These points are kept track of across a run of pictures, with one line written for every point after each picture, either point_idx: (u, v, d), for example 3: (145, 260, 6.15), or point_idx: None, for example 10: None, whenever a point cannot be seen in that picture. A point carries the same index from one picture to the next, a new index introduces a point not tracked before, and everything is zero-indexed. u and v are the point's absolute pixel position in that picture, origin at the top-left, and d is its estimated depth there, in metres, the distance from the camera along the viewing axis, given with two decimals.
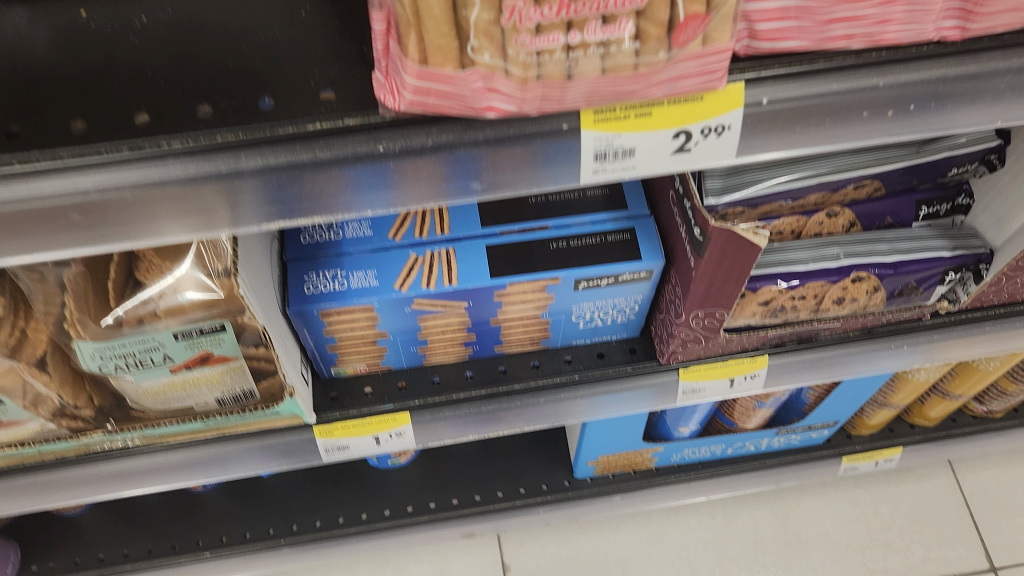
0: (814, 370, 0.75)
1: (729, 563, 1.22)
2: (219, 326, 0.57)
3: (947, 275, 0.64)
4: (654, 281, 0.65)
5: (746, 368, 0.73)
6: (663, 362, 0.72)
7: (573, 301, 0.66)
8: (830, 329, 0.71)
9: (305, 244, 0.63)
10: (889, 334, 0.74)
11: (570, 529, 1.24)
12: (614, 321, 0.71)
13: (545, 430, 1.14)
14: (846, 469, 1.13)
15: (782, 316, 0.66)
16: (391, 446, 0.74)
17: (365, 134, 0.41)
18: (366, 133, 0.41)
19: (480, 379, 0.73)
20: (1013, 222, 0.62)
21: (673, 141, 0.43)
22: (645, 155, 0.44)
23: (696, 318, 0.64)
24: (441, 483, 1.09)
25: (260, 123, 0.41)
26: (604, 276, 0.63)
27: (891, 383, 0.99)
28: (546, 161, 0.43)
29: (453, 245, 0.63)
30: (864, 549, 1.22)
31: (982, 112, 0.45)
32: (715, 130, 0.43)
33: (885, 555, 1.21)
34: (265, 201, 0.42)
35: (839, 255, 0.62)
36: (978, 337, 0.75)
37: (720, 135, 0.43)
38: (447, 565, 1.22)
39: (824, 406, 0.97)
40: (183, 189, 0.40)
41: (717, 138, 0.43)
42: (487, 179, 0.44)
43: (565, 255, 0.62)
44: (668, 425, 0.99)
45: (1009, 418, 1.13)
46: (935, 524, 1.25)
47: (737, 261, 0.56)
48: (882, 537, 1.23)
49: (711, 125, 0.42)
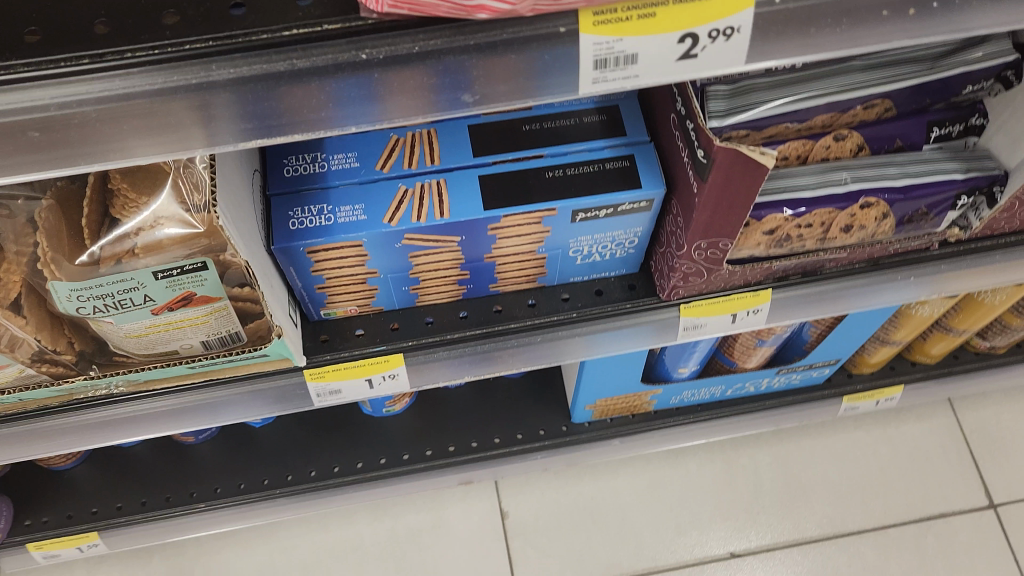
0: (819, 304, 0.73)
1: (729, 506, 1.21)
2: (200, 265, 0.54)
3: (959, 199, 0.62)
4: (654, 212, 0.63)
5: (749, 303, 0.71)
6: (664, 298, 0.70)
7: (571, 234, 0.64)
8: (837, 260, 0.69)
9: (289, 177, 0.60)
10: (896, 266, 0.72)
11: (569, 475, 1.23)
12: (611, 258, 0.69)
13: (543, 376, 1.12)
14: (847, 408, 1.12)
15: (787, 246, 0.63)
16: (384, 390, 0.72)
17: (347, 40, 0.38)
18: (348, 40, 0.38)
19: (476, 319, 0.71)
20: None
21: (678, 46, 0.41)
22: (648, 63, 0.41)
23: (699, 249, 0.62)
24: (438, 430, 1.08)
25: (231, 30, 0.38)
26: (603, 206, 0.60)
27: (894, 319, 0.97)
28: (542, 71, 0.40)
29: (444, 176, 0.60)
30: (863, 489, 1.22)
31: (1005, 11, 0.42)
32: (723, 33, 0.40)
33: (885, 495, 1.22)
34: (241, 117, 0.39)
35: (847, 179, 0.60)
36: (987, 266, 0.73)
37: (729, 39, 0.41)
38: (446, 514, 1.21)
39: (826, 344, 0.95)
40: (154, 107, 0.38)
41: (726, 42, 0.41)
42: (478, 93, 0.41)
43: (561, 184, 0.60)
44: (667, 367, 0.97)
45: (1012, 354, 1.12)
46: (934, 463, 1.24)
47: (743, 185, 0.53)
48: (882, 477, 1.23)
49: (719, 28, 0.40)
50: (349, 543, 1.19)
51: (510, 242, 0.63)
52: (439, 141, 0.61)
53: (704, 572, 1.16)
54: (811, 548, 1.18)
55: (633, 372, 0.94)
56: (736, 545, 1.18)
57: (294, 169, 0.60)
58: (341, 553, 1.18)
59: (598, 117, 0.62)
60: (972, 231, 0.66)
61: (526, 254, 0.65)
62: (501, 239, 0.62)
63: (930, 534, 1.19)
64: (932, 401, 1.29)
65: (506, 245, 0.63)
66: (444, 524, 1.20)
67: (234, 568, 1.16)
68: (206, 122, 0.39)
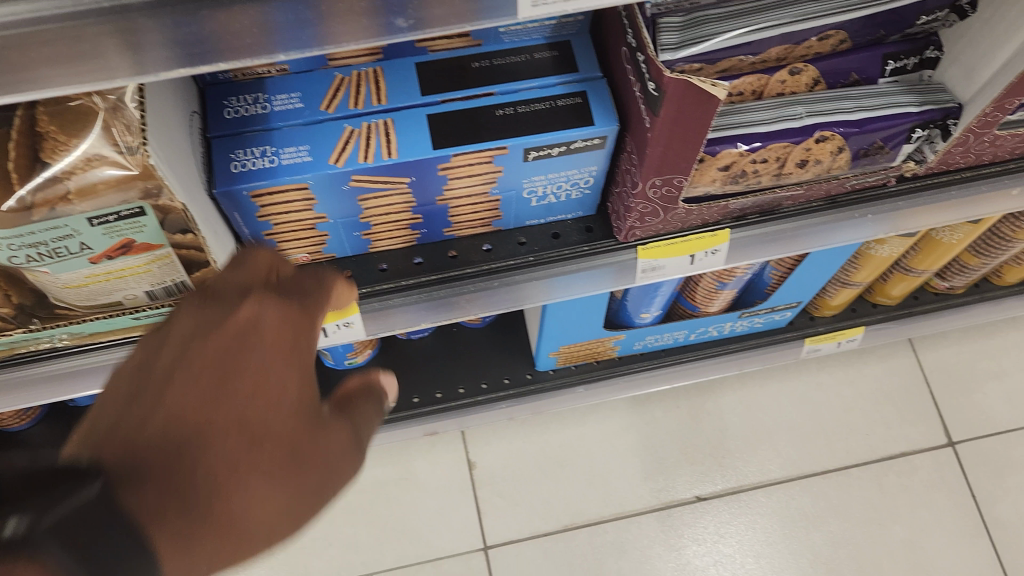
0: (778, 244, 0.72)
1: (694, 450, 1.22)
2: (138, 211, 0.52)
3: (913, 132, 0.61)
4: (608, 150, 0.61)
5: (707, 244, 0.70)
6: (622, 240, 0.69)
7: (524, 175, 0.62)
8: (793, 198, 0.68)
9: (229, 118, 0.58)
10: (852, 203, 0.72)
11: (535, 424, 1.24)
12: (566, 198, 0.68)
13: (505, 324, 1.11)
14: (809, 351, 1.12)
15: (742, 183, 0.62)
16: (340, 338, 0.71)
17: None
18: None
19: (430, 265, 0.69)
20: (982, 74, 0.59)
21: None
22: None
23: (654, 187, 0.61)
24: (401, 381, 1.07)
25: None
26: (556, 144, 0.59)
27: (855, 260, 0.97)
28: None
29: (391, 115, 0.58)
30: (825, 430, 1.24)
31: None
32: None
33: (846, 435, 1.23)
34: (165, 44, 0.38)
35: (803, 113, 0.59)
36: (945, 203, 0.73)
37: None
38: (413, 465, 1.21)
39: (787, 286, 0.95)
40: (71, 35, 0.36)
41: None
42: (416, 20, 0.40)
43: (512, 121, 0.58)
44: (629, 313, 0.96)
45: (971, 294, 1.13)
46: (895, 402, 1.26)
47: (695, 118, 0.52)
48: (844, 417, 1.25)
49: None
50: None
51: (462, 183, 0.61)
52: (386, 80, 0.60)
53: (670, 516, 1.18)
54: (775, 490, 1.20)
55: (595, 319, 0.94)
56: (701, 488, 1.20)
57: (235, 111, 0.58)
58: None
59: (549, 53, 0.61)
60: (926, 164, 0.66)
61: (479, 196, 0.64)
62: (452, 181, 0.61)
63: (890, 472, 1.21)
64: (893, 342, 1.30)
65: (458, 186, 0.62)
66: (411, 475, 1.20)
67: None
68: (131, 48, 0.38)
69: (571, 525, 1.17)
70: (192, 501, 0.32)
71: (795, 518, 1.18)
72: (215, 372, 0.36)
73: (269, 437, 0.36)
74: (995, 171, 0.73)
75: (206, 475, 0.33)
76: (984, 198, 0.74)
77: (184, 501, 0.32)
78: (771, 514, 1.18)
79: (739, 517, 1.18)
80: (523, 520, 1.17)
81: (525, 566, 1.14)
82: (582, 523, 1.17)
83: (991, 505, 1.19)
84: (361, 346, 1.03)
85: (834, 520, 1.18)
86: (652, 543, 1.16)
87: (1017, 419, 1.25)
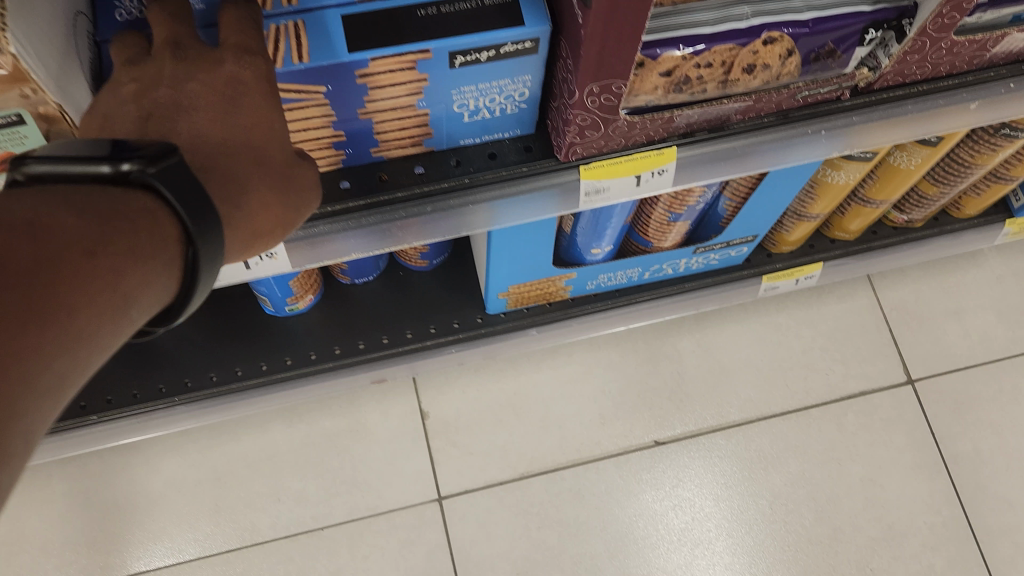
0: (729, 163, 0.69)
1: (652, 395, 1.20)
2: (15, 118, 0.48)
3: (866, 34, 0.58)
4: (542, 57, 0.57)
5: (653, 163, 0.66)
6: (562, 159, 0.65)
7: (452, 85, 0.58)
8: (743, 111, 0.64)
9: (120, 21, 0.53)
10: (805, 118, 0.68)
11: (490, 371, 1.20)
12: (500, 114, 0.64)
13: (455, 268, 1.07)
14: (766, 289, 1.10)
15: (686, 92, 0.58)
16: (265, 271, 0.66)
17: None
18: None
19: (359, 189, 0.65)
20: None
21: None
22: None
23: (592, 97, 0.56)
24: (346, 327, 1.03)
25: None
26: (483, 48, 0.54)
27: (813, 190, 0.93)
28: None
29: (302, 15, 0.53)
30: (785, 371, 1.22)
31: None
32: None
33: (805, 376, 1.22)
34: None
35: (748, 14, 0.55)
36: (900, 118, 0.70)
37: None
38: (363, 417, 1.17)
39: (742, 219, 0.92)
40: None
41: None
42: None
43: (436, 21, 0.53)
44: (580, 249, 0.93)
45: (929, 228, 1.11)
46: (855, 341, 1.24)
47: (631, 10, 0.47)
48: (803, 359, 1.23)
49: None
50: (263, 452, 1.14)
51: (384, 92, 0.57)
52: None
53: (628, 461, 1.15)
54: (734, 432, 1.18)
55: (544, 256, 0.90)
56: (659, 434, 1.17)
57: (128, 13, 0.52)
58: (255, 463, 1.13)
59: None
60: (880, 72, 0.63)
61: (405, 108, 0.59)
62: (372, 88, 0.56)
63: (850, 412, 1.19)
64: (852, 280, 1.28)
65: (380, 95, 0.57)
66: (362, 427, 1.16)
67: (143, 485, 1.11)
68: None
69: (526, 473, 1.14)
70: (205, 207, 0.41)
71: (754, 460, 1.16)
72: (217, 103, 0.48)
73: (277, 136, 0.49)
74: (952, 84, 0.69)
75: (239, 164, 0.46)
76: (942, 115, 0.71)
77: (199, 200, 0.41)
78: (730, 457, 1.16)
79: (698, 461, 1.16)
80: (477, 469, 1.14)
81: (481, 516, 1.12)
82: (538, 471, 1.15)
83: (949, 441, 1.18)
84: (302, 292, 0.98)
85: (793, 461, 1.16)
86: (609, 489, 1.14)
87: (975, 355, 1.24)
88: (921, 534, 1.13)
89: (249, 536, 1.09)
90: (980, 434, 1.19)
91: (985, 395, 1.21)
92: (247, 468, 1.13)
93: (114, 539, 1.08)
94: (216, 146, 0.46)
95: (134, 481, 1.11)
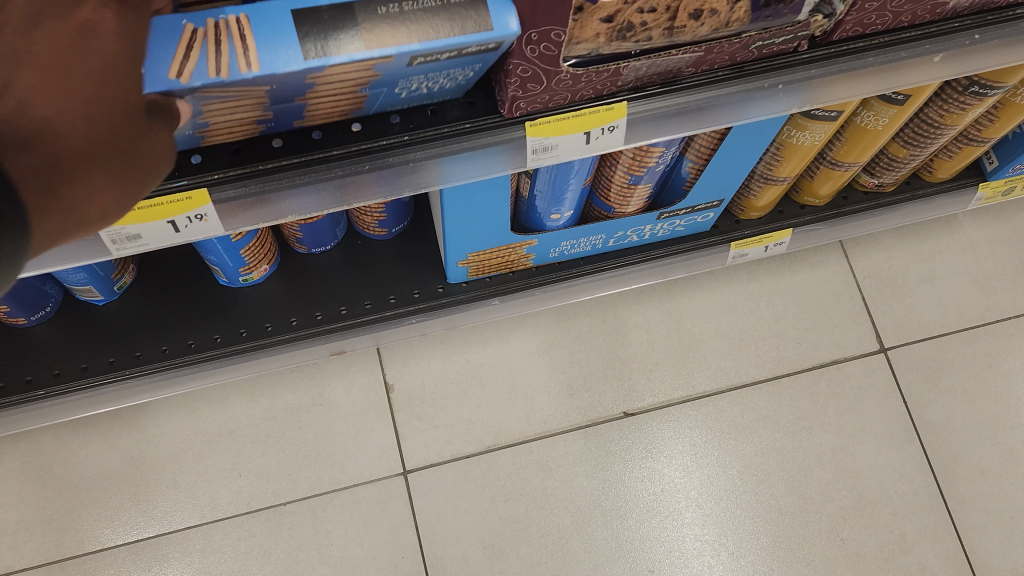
0: (683, 118, 0.66)
1: (621, 365, 1.18)
2: None
3: None
4: (498, 52, 0.53)
5: (602, 120, 0.63)
6: (507, 114, 0.62)
7: (406, 75, 0.54)
8: (694, 63, 0.61)
9: None
10: (762, 72, 0.65)
11: (456, 343, 1.17)
12: (440, 88, 0.60)
13: (415, 236, 1.04)
14: (735, 256, 1.08)
15: (630, 39, 0.55)
16: (196, 233, 0.63)
17: None
18: None
19: (292, 148, 0.62)
20: None
21: None
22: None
23: (530, 45, 0.53)
24: (302, 298, 1.00)
25: None
26: (445, 50, 0.50)
27: (779, 153, 0.91)
28: None
29: (245, 10, 0.47)
30: (757, 340, 1.20)
31: None
32: None
33: (777, 345, 1.20)
34: None
35: None
36: (861, 72, 0.67)
37: None
38: (326, 390, 1.14)
39: (705, 182, 0.89)
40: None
41: None
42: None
43: (396, 23, 0.48)
44: (539, 215, 0.90)
45: (900, 193, 1.09)
46: (828, 309, 1.22)
47: None
48: (775, 327, 1.21)
49: None
50: (223, 427, 1.11)
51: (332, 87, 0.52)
52: None
53: (597, 433, 1.13)
54: (705, 403, 1.16)
55: (500, 222, 0.87)
56: (629, 405, 1.15)
57: None
58: (214, 437, 1.11)
59: None
60: (836, 18, 0.61)
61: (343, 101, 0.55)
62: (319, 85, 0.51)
63: (821, 382, 1.18)
64: (824, 246, 1.25)
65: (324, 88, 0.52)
66: (325, 401, 1.14)
67: (98, 461, 1.08)
68: None
69: (493, 446, 1.12)
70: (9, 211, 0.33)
71: (725, 430, 1.14)
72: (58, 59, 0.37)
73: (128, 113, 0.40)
74: (915, 35, 0.67)
75: (66, 143, 0.37)
76: (903, 69, 0.68)
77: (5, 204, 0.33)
78: (700, 426, 1.14)
79: (668, 432, 1.14)
80: (443, 441, 1.12)
81: (447, 490, 1.10)
82: (505, 444, 1.12)
83: (922, 409, 1.17)
84: (255, 262, 0.95)
85: (764, 431, 1.15)
86: (579, 460, 1.12)
87: (948, 321, 1.22)
88: (892, 503, 1.12)
89: (209, 512, 1.07)
90: (953, 402, 1.17)
91: (958, 362, 1.20)
92: (207, 444, 1.10)
93: (69, 516, 1.06)
94: (41, 127, 0.36)
95: (89, 459, 1.08)
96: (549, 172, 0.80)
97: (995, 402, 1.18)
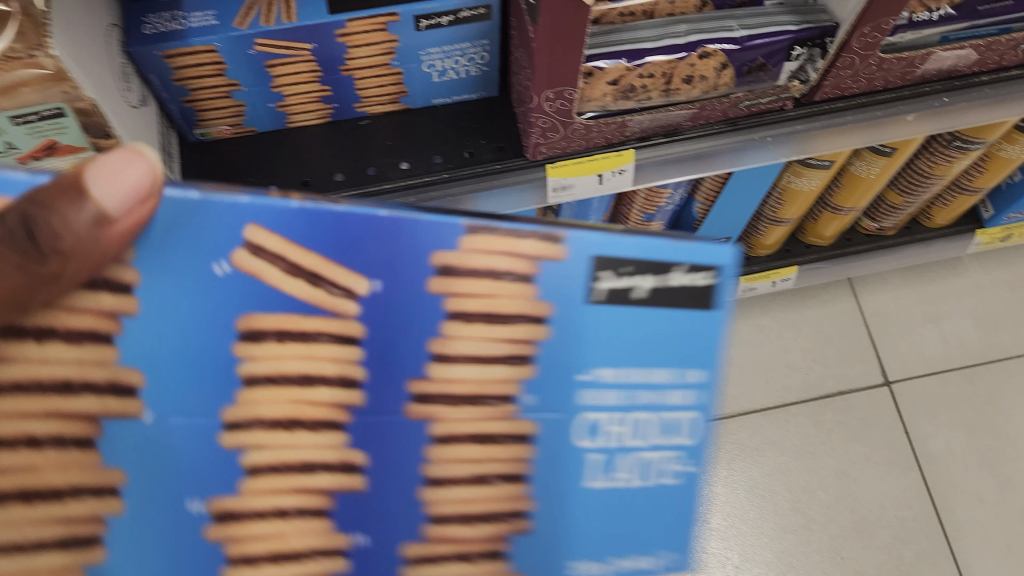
0: (688, 165, 0.77)
1: None
2: (58, 112, 0.55)
3: (793, 51, 0.65)
4: (717, 332, 0.45)
5: (612, 164, 0.74)
6: (530, 158, 0.73)
7: (593, 347, 0.44)
8: (691, 118, 0.72)
9: (149, 34, 0.60)
10: (752, 127, 0.75)
11: None
12: (659, 459, 0.46)
13: None
14: (745, 289, 1.17)
15: (633, 99, 0.66)
16: None
17: None
18: None
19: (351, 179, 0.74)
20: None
21: None
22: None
23: (548, 101, 0.64)
24: None
25: None
26: (650, 271, 0.44)
27: (782, 197, 1.01)
28: None
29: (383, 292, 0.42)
30: (767, 370, 1.29)
31: None
32: None
33: (786, 375, 1.28)
34: None
35: (686, 31, 0.64)
36: (841, 128, 0.78)
37: None
38: None
39: (712, 219, 0.99)
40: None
41: None
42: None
43: (557, 235, 0.43)
44: None
45: (901, 236, 1.18)
46: (836, 343, 1.31)
47: (570, 22, 0.55)
48: (785, 359, 1.29)
49: None
50: None
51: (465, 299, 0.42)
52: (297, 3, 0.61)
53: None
54: (717, 425, 1.25)
55: None
56: None
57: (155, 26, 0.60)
58: None
59: None
60: (811, 83, 0.71)
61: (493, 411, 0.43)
62: (452, 326, 0.42)
63: (828, 411, 1.26)
64: (834, 284, 1.34)
65: (451, 370, 0.42)
66: None
67: None
68: None
69: None
70: None
71: (735, 450, 1.23)
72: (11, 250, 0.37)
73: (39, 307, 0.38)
74: (889, 97, 0.77)
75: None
76: (880, 125, 0.79)
77: None
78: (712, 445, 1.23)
79: None
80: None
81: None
82: None
83: (923, 439, 1.24)
84: None
85: (771, 453, 1.23)
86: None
87: (952, 358, 1.29)
88: (892, 527, 1.19)
89: None
90: (954, 433, 1.25)
91: (959, 398, 1.27)
92: None
93: None
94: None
95: None
96: (572, 208, 0.91)
97: (994, 435, 1.25)
